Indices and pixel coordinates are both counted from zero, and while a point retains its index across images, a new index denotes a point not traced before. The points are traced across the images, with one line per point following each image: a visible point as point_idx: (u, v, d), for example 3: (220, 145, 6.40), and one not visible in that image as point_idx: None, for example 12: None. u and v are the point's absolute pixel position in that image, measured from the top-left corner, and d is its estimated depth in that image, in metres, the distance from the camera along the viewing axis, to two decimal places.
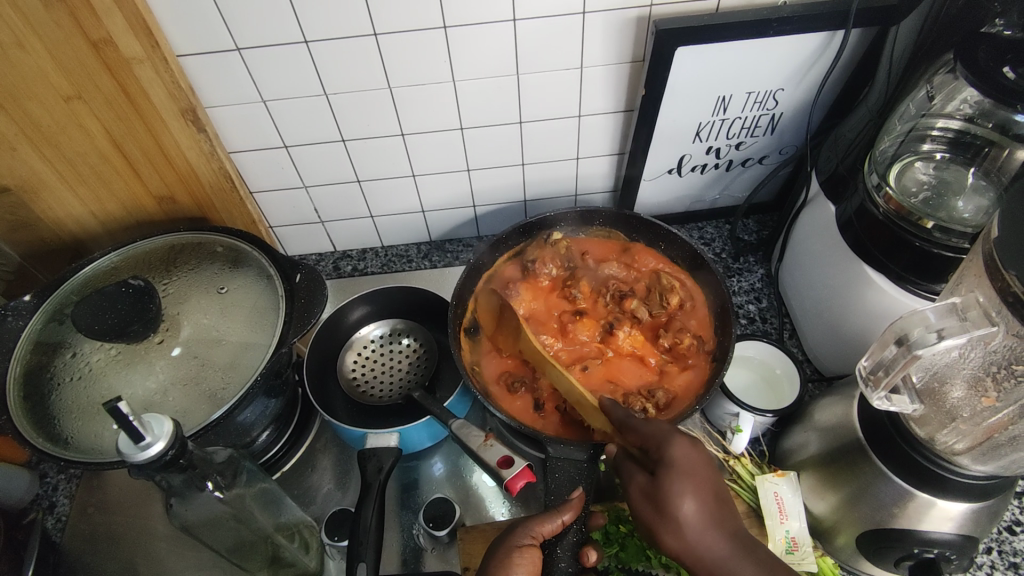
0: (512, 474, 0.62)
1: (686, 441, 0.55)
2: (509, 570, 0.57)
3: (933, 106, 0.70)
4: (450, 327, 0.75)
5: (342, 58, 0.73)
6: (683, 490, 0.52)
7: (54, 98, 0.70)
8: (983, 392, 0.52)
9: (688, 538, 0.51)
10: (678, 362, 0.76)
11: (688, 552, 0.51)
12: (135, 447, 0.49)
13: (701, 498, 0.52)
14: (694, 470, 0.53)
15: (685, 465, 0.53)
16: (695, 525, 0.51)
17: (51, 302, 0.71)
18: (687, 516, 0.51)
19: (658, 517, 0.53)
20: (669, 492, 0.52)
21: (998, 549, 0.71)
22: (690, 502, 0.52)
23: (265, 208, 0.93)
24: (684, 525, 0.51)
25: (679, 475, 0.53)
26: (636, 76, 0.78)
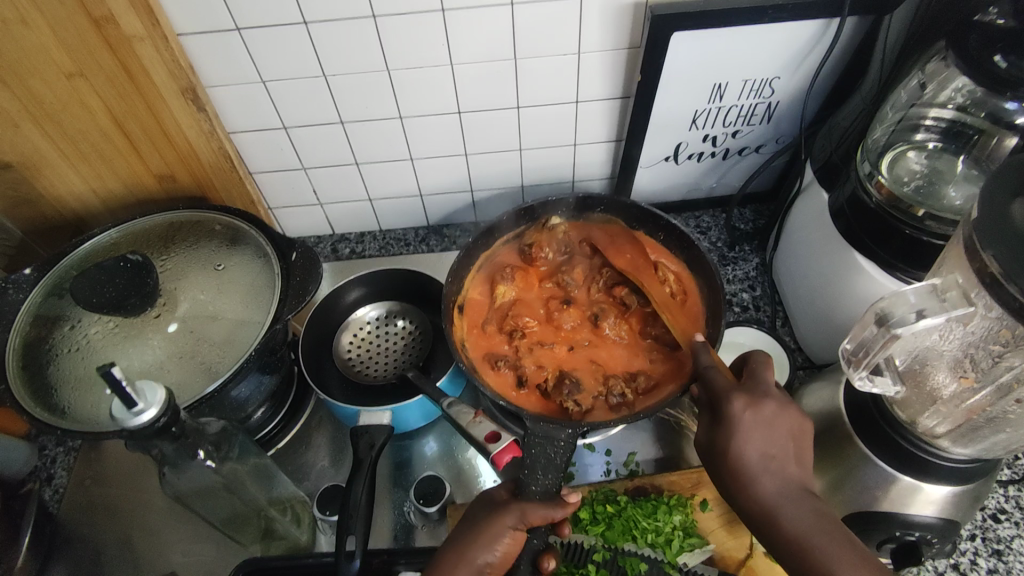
0: (500, 449, 0.62)
1: (749, 399, 0.56)
2: (493, 550, 0.57)
3: (925, 95, 0.70)
4: (444, 302, 0.75)
5: (341, 40, 0.74)
6: (743, 439, 0.54)
7: (57, 75, 0.70)
8: (962, 373, 0.54)
9: (745, 486, 0.54)
10: (664, 349, 0.77)
11: (741, 498, 0.54)
12: (128, 412, 0.51)
13: (761, 449, 0.54)
14: (758, 424, 0.55)
15: (745, 421, 0.55)
16: (750, 474, 0.53)
17: (52, 276, 0.72)
18: (746, 466, 0.54)
19: (720, 465, 0.56)
20: (728, 443, 0.55)
21: (982, 537, 0.72)
22: (749, 452, 0.54)
23: (264, 188, 0.94)
24: (743, 474, 0.54)
25: (737, 429, 0.55)
26: (632, 62, 0.79)
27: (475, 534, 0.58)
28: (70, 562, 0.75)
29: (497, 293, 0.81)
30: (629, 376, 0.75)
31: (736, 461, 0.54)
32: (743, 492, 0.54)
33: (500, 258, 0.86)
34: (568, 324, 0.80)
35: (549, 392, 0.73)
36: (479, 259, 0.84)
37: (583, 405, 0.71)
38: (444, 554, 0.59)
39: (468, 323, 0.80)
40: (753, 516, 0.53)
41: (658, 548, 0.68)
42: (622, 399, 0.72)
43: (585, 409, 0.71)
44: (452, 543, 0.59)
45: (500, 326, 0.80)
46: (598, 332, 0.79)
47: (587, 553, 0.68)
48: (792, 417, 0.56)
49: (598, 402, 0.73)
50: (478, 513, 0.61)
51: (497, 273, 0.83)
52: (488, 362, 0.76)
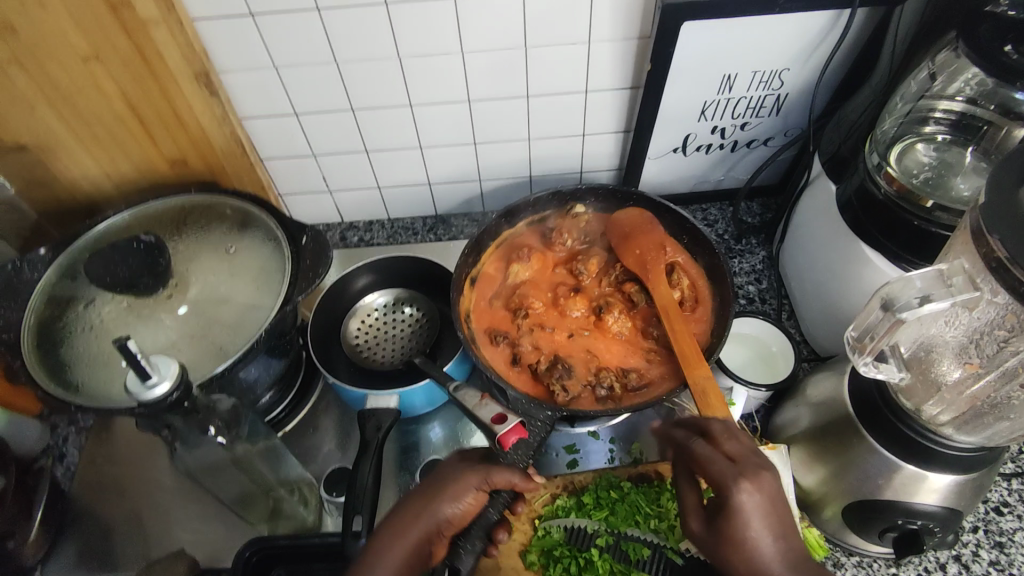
0: (511, 430, 0.62)
1: (753, 481, 0.51)
2: (452, 504, 0.60)
3: (934, 87, 0.71)
4: (456, 274, 0.77)
5: (353, 27, 0.74)
6: (748, 528, 0.50)
7: (73, 58, 0.71)
8: (967, 359, 0.54)
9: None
10: (664, 353, 0.77)
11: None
12: (142, 385, 0.52)
13: (766, 533, 0.51)
14: (763, 507, 0.51)
15: (751, 507, 0.50)
16: (763, 557, 0.50)
17: (66, 257, 0.73)
18: (757, 556, 0.50)
19: (728, 556, 0.52)
20: (736, 535, 0.51)
21: (984, 529, 0.72)
22: (756, 541, 0.50)
23: (275, 175, 0.95)
24: (751, 556, 0.50)
25: (746, 521, 0.50)
26: (642, 52, 0.79)
27: (436, 488, 0.61)
28: (80, 539, 0.76)
29: (510, 272, 0.82)
30: (621, 371, 0.75)
31: (746, 552, 0.50)
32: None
33: (521, 240, 0.86)
34: (571, 313, 0.80)
35: (539, 373, 0.74)
36: (500, 237, 0.86)
37: (569, 392, 0.72)
38: (406, 505, 0.61)
39: (477, 296, 0.82)
40: None
41: (660, 534, 0.69)
42: (609, 392, 0.72)
43: (571, 397, 0.72)
44: (415, 496, 0.62)
45: (507, 304, 0.81)
46: (601, 324, 0.79)
47: (589, 537, 0.69)
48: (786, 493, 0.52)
49: (585, 391, 0.73)
50: (443, 470, 0.64)
51: (514, 252, 0.84)
52: (489, 335, 0.78)
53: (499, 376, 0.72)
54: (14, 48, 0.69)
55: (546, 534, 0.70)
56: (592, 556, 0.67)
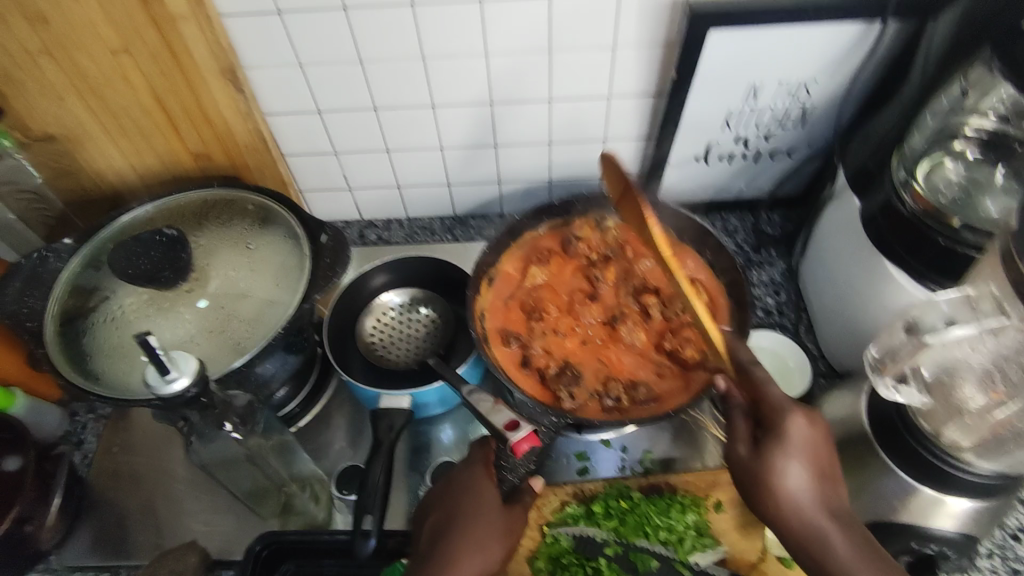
0: (524, 438, 0.62)
1: (805, 418, 0.56)
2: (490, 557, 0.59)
3: (967, 103, 0.69)
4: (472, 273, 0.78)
5: (377, 27, 0.74)
6: (790, 456, 0.54)
7: (104, 52, 0.73)
8: (992, 386, 0.53)
9: (795, 514, 0.54)
10: (677, 367, 0.75)
11: (784, 519, 0.54)
12: (161, 379, 0.52)
13: (806, 473, 0.54)
14: (806, 448, 0.55)
15: (797, 440, 0.55)
16: (798, 497, 0.54)
17: (90, 248, 0.75)
18: (791, 487, 0.54)
19: (758, 482, 0.55)
20: (774, 462, 0.55)
21: (1001, 555, 0.70)
22: (791, 473, 0.54)
23: (297, 171, 0.95)
24: (787, 497, 0.54)
25: (789, 449, 0.54)
26: (667, 59, 0.78)
27: (488, 524, 0.61)
28: (95, 525, 0.77)
29: (528, 274, 0.82)
30: (631, 384, 0.74)
31: (780, 479, 0.54)
32: (789, 516, 0.54)
33: (543, 243, 0.86)
34: (584, 320, 0.80)
35: (547, 379, 0.74)
36: (523, 238, 0.85)
37: (576, 401, 0.72)
38: (460, 553, 0.58)
39: (494, 295, 0.82)
40: (801, 542, 0.54)
41: (669, 545, 0.69)
42: (616, 404, 0.72)
43: (577, 405, 0.72)
44: (462, 540, 0.59)
45: (523, 304, 0.81)
46: (614, 334, 0.78)
47: (599, 546, 0.69)
48: (829, 441, 0.56)
49: (593, 401, 0.73)
50: (489, 517, 0.61)
51: (533, 255, 0.84)
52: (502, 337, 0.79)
53: (507, 377, 0.72)
54: (46, 40, 0.71)
55: (554, 542, 0.69)
56: (601, 566, 0.68)
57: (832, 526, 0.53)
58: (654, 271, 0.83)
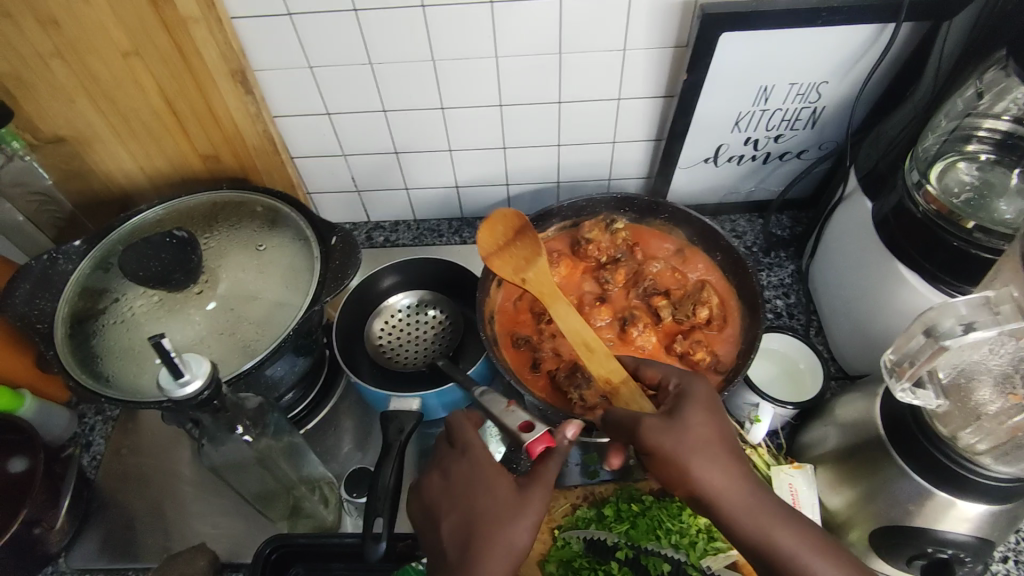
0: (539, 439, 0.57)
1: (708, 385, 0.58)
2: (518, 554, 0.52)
3: (981, 104, 0.68)
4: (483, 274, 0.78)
5: (387, 29, 0.74)
6: (694, 414, 0.55)
7: (114, 54, 0.72)
8: (1011, 389, 0.52)
9: (717, 474, 0.52)
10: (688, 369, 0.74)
11: (707, 476, 0.52)
12: (174, 383, 0.52)
13: (714, 430, 0.54)
14: (710, 410, 0.56)
15: (703, 400, 0.56)
16: (713, 451, 0.53)
17: (99, 250, 0.74)
18: (707, 445, 0.53)
19: (681, 438, 0.53)
20: (688, 419, 0.54)
21: (1015, 559, 0.70)
22: (702, 435, 0.53)
23: (305, 173, 0.95)
24: (707, 454, 0.53)
25: (700, 406, 0.55)
26: (677, 61, 0.78)
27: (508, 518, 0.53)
28: (104, 527, 0.77)
29: None
30: None
31: (699, 439, 0.53)
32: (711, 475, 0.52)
33: (553, 245, 0.86)
34: (595, 322, 0.79)
35: (558, 381, 0.73)
36: None
37: (589, 403, 0.70)
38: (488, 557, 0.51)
39: (504, 295, 0.82)
40: (725, 501, 0.51)
41: (681, 550, 0.67)
42: None
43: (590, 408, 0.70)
44: (486, 543, 0.52)
45: (532, 306, 0.81)
46: (626, 336, 0.77)
47: (609, 550, 0.68)
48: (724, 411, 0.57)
49: None
50: (506, 509, 0.54)
51: None
52: (511, 339, 0.78)
53: (518, 379, 0.71)
54: (57, 43, 0.71)
55: (565, 545, 0.70)
56: (611, 569, 0.66)
57: (746, 478, 0.53)
58: (664, 274, 0.83)
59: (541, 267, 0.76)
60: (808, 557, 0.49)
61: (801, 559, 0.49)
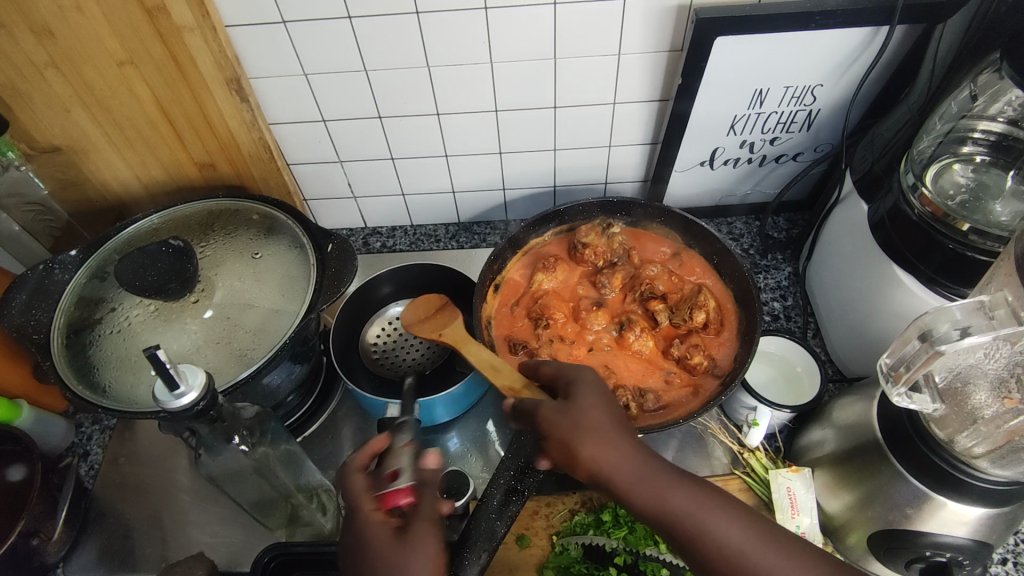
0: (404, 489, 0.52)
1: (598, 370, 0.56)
2: None
3: (975, 107, 0.68)
4: (479, 279, 0.78)
5: (382, 36, 0.74)
6: (586, 394, 0.53)
7: (108, 63, 0.72)
8: (1006, 393, 0.52)
9: (613, 449, 0.49)
10: (685, 374, 0.74)
11: (602, 453, 0.49)
12: (170, 394, 0.52)
13: (607, 408, 0.52)
14: (602, 392, 0.54)
15: (593, 382, 0.54)
16: (608, 428, 0.51)
17: (96, 259, 0.74)
18: (601, 423, 0.51)
19: (573, 420, 0.51)
20: (579, 401, 0.52)
21: (1013, 561, 0.70)
22: (595, 413, 0.51)
23: (301, 180, 0.95)
24: (601, 431, 0.50)
25: (589, 389, 0.54)
26: (672, 66, 0.78)
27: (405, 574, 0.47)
28: (103, 537, 0.77)
29: (534, 280, 0.82)
30: (639, 391, 0.73)
31: (590, 419, 0.51)
32: (606, 451, 0.49)
33: (550, 250, 0.86)
34: (592, 327, 0.79)
35: None
36: (528, 245, 0.86)
37: None
38: None
39: (501, 301, 0.82)
40: (625, 476, 0.49)
41: None
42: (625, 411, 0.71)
43: None
44: None
45: (529, 311, 0.81)
46: (622, 341, 0.77)
47: (608, 556, 0.68)
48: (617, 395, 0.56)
49: None
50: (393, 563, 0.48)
51: (540, 262, 0.84)
52: (508, 345, 0.78)
53: None
54: (52, 53, 0.71)
55: (563, 551, 0.69)
56: None
57: (641, 449, 0.50)
58: (661, 278, 0.83)
59: (461, 329, 0.73)
60: (707, 517, 0.47)
61: (705, 528, 0.47)
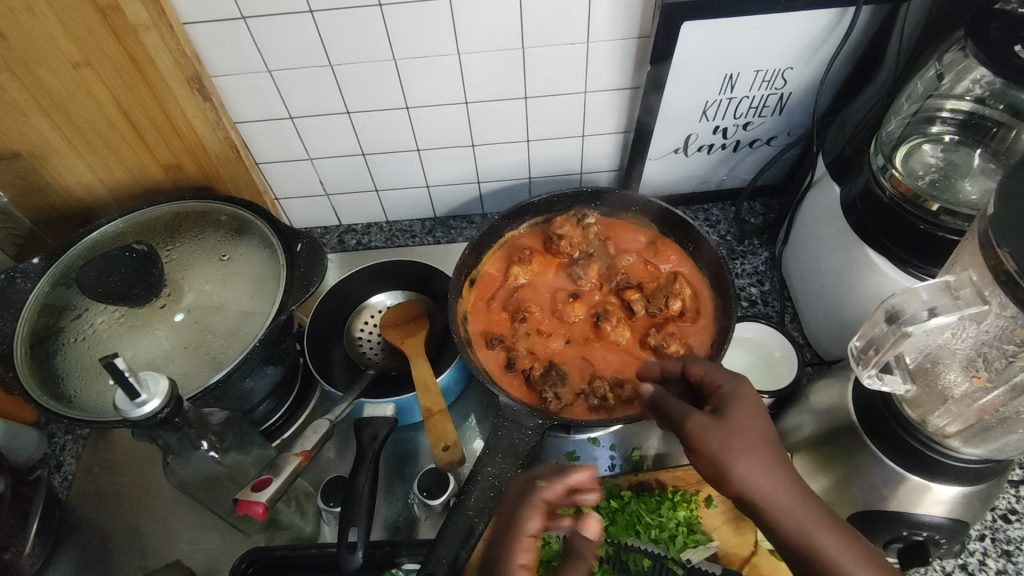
0: (258, 499, 0.59)
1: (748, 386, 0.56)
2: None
3: (942, 86, 0.68)
4: (455, 274, 0.77)
5: (347, 30, 0.73)
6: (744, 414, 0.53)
7: (64, 64, 0.70)
8: (974, 372, 0.53)
9: (760, 473, 0.50)
10: (661, 363, 0.74)
11: (757, 480, 0.49)
12: (131, 403, 0.51)
13: (758, 425, 0.52)
14: (752, 409, 0.53)
15: (750, 399, 0.54)
16: (755, 457, 0.50)
17: (59, 266, 0.73)
18: (752, 447, 0.51)
19: (736, 445, 0.51)
20: (729, 418, 0.53)
21: (991, 537, 0.71)
22: (754, 430, 0.52)
23: (271, 178, 0.94)
24: (748, 454, 0.50)
25: (745, 405, 0.53)
26: (641, 52, 0.77)
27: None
28: (79, 548, 0.76)
29: (510, 273, 0.81)
30: (616, 381, 0.73)
31: (743, 438, 0.51)
32: (756, 480, 0.49)
33: (524, 242, 0.86)
34: (569, 319, 0.78)
35: (533, 380, 0.73)
36: (503, 237, 0.85)
37: (562, 401, 0.70)
38: None
39: (476, 295, 0.81)
40: (770, 507, 0.49)
41: (661, 543, 0.68)
42: (602, 402, 0.71)
43: (563, 405, 0.70)
44: None
45: (505, 305, 0.80)
46: (599, 332, 0.77)
47: None
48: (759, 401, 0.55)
49: (578, 400, 0.71)
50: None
51: (515, 255, 0.83)
52: (485, 339, 0.77)
53: (492, 380, 0.70)
54: (5, 56, 0.68)
55: (545, 545, 0.69)
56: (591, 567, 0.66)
57: (795, 482, 0.49)
58: (636, 267, 0.82)
59: (421, 339, 0.80)
60: (831, 551, 0.47)
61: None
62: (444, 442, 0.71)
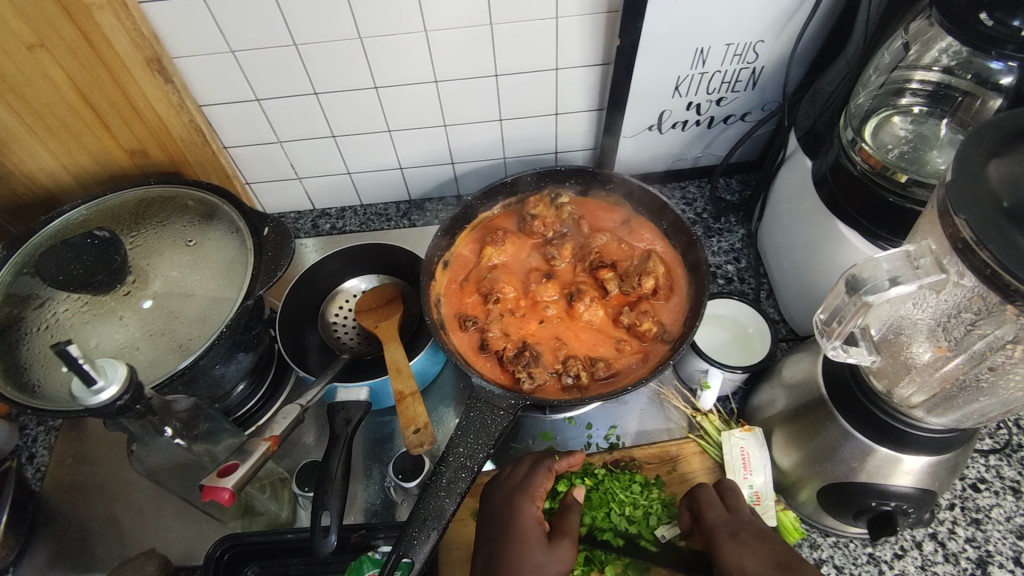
0: (223, 485, 0.59)
1: (732, 515, 0.60)
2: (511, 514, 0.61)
3: (908, 57, 0.68)
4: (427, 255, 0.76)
5: (308, 8, 0.71)
6: (740, 555, 0.55)
7: (17, 46, 0.67)
8: (936, 341, 0.52)
9: None
10: (635, 341, 0.74)
11: None
12: (87, 391, 0.51)
13: (763, 559, 0.54)
14: (742, 532, 0.58)
15: (729, 535, 0.58)
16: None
17: (22, 255, 0.71)
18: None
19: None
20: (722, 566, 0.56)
21: (961, 506, 0.72)
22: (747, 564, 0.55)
23: (240, 162, 0.92)
24: None
25: (732, 547, 0.56)
26: (610, 28, 0.76)
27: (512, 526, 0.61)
28: (52, 540, 0.76)
29: (483, 255, 0.81)
30: (589, 360, 0.73)
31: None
32: None
33: (498, 223, 0.85)
34: (543, 299, 0.78)
35: (506, 360, 0.72)
36: (476, 218, 0.84)
37: (535, 380, 0.70)
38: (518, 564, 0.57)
39: (449, 278, 0.81)
40: None
41: (635, 521, 0.68)
42: (575, 381, 0.70)
43: (536, 385, 0.70)
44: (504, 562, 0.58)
45: (478, 285, 0.79)
46: (573, 312, 0.76)
47: None
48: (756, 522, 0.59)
49: (552, 380, 0.71)
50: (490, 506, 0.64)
51: (488, 236, 0.82)
52: (458, 321, 0.77)
53: (464, 362, 0.70)
54: None
55: None
56: None
57: None
58: (611, 246, 0.82)
59: (394, 323, 0.79)
60: None
61: None
62: (415, 425, 0.69)
